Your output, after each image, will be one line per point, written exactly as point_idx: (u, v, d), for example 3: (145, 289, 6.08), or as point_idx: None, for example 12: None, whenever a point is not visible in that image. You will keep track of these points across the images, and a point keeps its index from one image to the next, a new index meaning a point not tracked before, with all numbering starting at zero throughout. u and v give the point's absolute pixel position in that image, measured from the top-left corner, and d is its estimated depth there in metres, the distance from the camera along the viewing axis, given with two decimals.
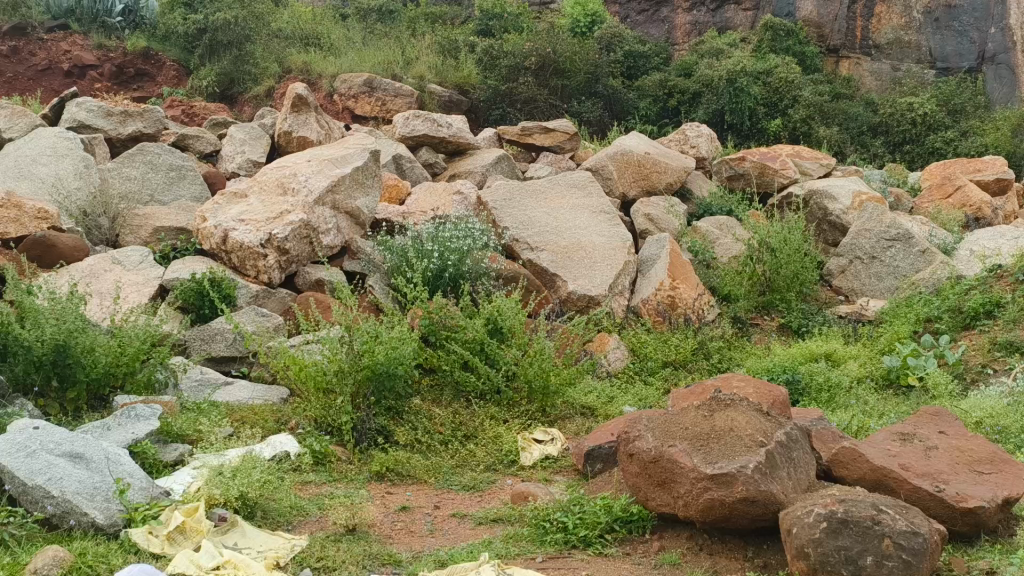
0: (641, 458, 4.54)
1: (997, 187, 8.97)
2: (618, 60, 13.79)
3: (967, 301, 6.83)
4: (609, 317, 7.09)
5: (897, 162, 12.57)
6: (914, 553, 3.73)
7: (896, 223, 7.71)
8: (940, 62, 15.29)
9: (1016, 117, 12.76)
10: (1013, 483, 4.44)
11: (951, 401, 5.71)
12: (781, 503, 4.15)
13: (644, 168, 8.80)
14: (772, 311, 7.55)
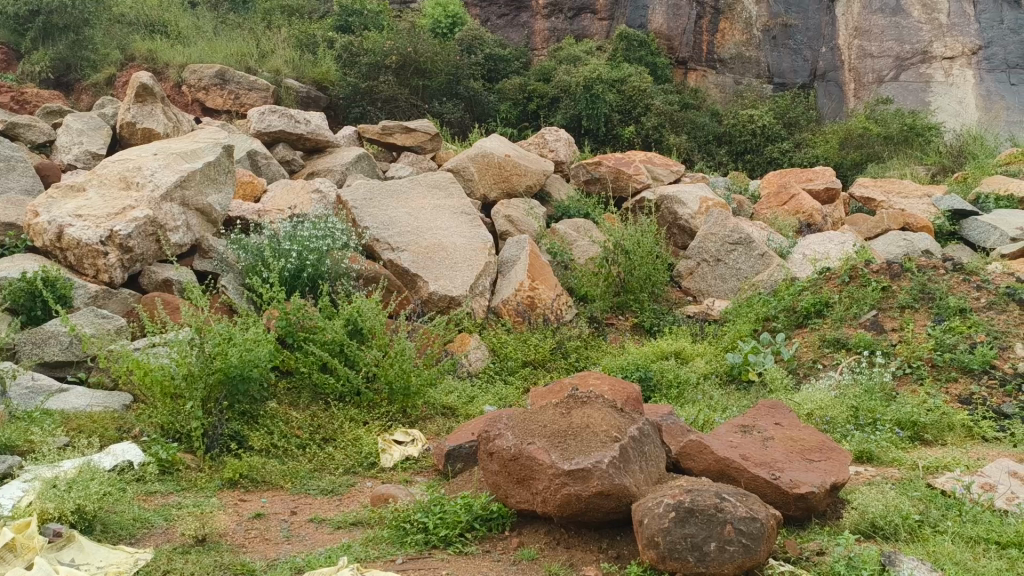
0: (501, 456, 4.61)
1: (827, 196, 9.67)
2: (479, 62, 13.94)
3: (801, 300, 7.29)
4: (469, 317, 7.13)
5: (739, 170, 13.32)
6: (753, 538, 3.97)
7: (738, 228, 8.15)
8: (777, 78, 16.26)
9: (843, 131, 13.54)
10: (840, 469, 4.82)
11: (786, 394, 6.12)
12: (633, 496, 4.31)
13: (504, 170, 8.91)
14: (626, 311, 7.81)
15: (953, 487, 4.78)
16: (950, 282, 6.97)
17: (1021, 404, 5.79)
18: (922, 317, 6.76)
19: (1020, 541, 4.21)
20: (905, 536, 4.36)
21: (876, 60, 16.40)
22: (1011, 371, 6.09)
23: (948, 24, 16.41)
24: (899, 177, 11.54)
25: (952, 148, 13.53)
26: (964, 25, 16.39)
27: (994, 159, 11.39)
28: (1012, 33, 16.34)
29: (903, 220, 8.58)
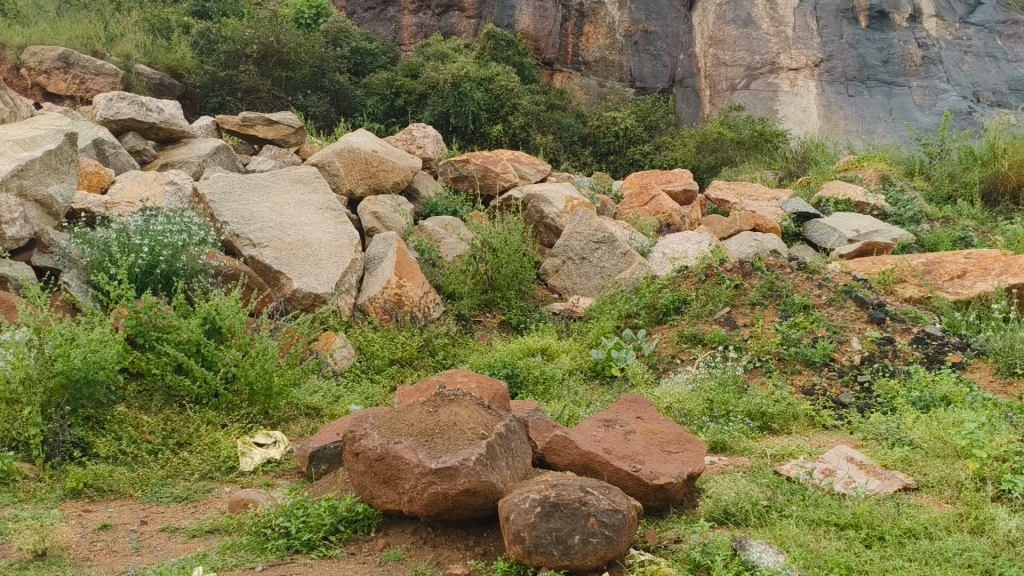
0: (367, 456, 4.54)
1: (684, 197, 10.06)
2: (344, 56, 13.72)
3: (660, 297, 7.57)
4: (335, 316, 6.98)
5: (602, 170, 13.69)
6: (614, 529, 4.07)
7: (601, 227, 8.37)
8: (639, 82, 17.18)
9: (699, 135, 14.10)
10: (695, 459, 5.03)
11: (646, 389, 6.34)
12: (500, 492, 4.34)
13: (371, 166, 8.77)
14: (494, 309, 7.86)
15: (797, 473, 5.08)
16: (796, 280, 7.38)
17: (857, 393, 6.18)
18: (770, 313, 7.15)
19: (856, 522, 4.52)
20: (754, 521, 4.60)
21: (729, 69, 17.19)
22: (848, 363, 6.50)
23: (793, 37, 17.39)
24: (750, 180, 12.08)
25: (797, 154, 14.18)
26: (808, 39, 17.39)
27: (834, 163, 12.13)
28: (851, 48, 17.30)
29: (753, 220, 9.01)
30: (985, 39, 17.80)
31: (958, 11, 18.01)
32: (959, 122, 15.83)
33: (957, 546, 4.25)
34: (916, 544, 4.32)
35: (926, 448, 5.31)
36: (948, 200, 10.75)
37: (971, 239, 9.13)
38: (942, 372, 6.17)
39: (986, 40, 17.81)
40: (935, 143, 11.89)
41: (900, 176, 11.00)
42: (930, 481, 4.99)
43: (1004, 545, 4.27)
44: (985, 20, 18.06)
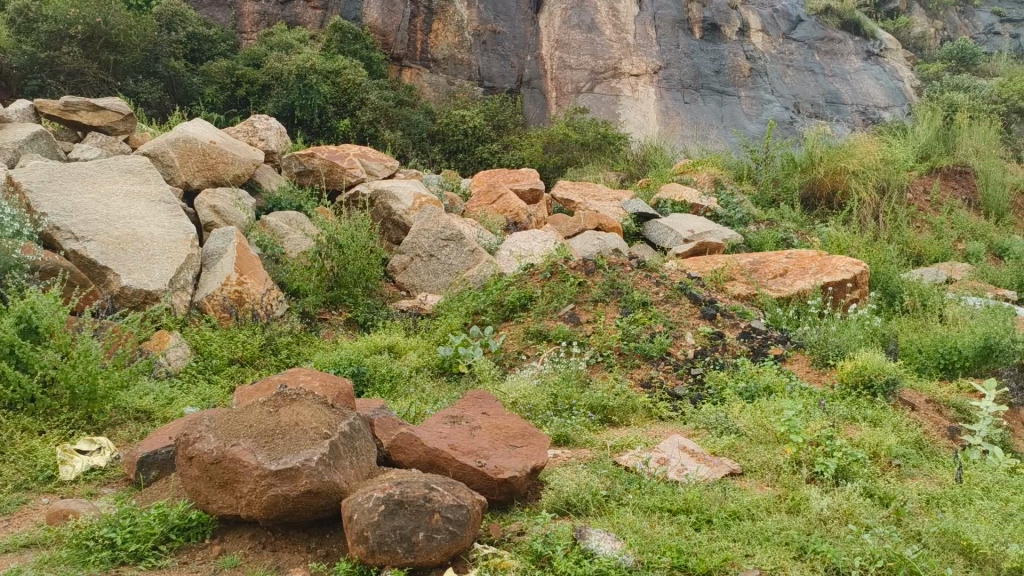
0: (201, 460, 4.35)
1: (531, 196, 10.25)
2: (180, 41, 13.19)
3: (507, 294, 7.68)
4: (169, 314, 6.66)
5: (451, 168, 13.73)
6: (458, 524, 4.09)
7: (450, 225, 8.40)
8: (486, 81, 16.85)
9: (546, 137, 14.19)
10: (538, 453, 5.13)
11: (492, 384, 6.41)
12: (343, 492, 4.25)
13: (209, 158, 8.44)
14: (340, 306, 7.72)
15: (634, 463, 5.29)
16: (635, 278, 7.67)
17: (691, 385, 6.49)
18: (612, 309, 7.40)
19: (687, 507, 4.74)
20: (594, 511, 4.75)
21: (574, 72, 17.55)
22: (683, 357, 6.81)
23: (634, 45, 18.08)
24: (593, 181, 12.44)
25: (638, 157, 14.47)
26: (648, 47, 18.10)
27: (671, 167, 12.67)
28: (687, 58, 18.08)
29: (597, 220, 9.28)
30: (806, 55, 18.82)
31: (782, 27, 19.13)
32: (781, 132, 16.86)
33: (776, 526, 4.56)
34: (740, 525, 4.58)
35: (750, 435, 5.65)
36: (772, 205, 11.48)
37: (792, 239, 9.80)
38: (765, 364, 6.59)
39: (806, 56, 18.78)
40: (762, 150, 12.59)
41: (730, 180, 11.65)
42: (754, 467, 5.31)
43: (816, 523, 4.61)
44: (805, 37, 19.12)
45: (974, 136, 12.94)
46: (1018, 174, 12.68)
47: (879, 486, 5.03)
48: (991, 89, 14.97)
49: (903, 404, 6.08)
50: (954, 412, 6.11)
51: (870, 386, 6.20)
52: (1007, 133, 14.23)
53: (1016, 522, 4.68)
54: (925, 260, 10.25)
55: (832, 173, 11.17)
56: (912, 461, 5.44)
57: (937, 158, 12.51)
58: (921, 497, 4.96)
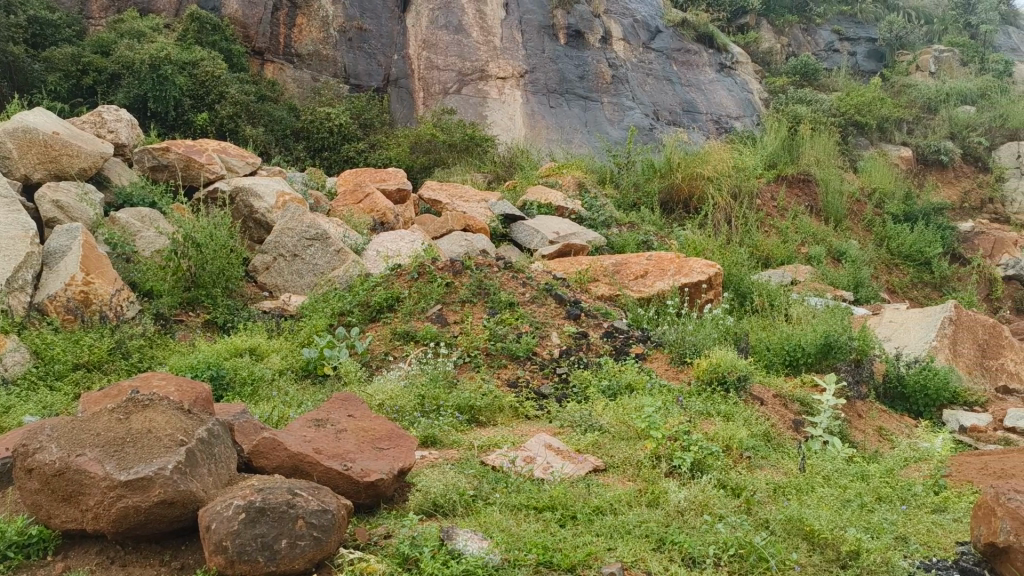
0: (43, 472, 4.06)
1: (398, 196, 10.20)
2: (20, 25, 12.43)
3: (374, 295, 7.59)
4: (5, 316, 6.19)
5: (316, 167, 13.46)
6: (323, 530, 3.99)
7: (315, 224, 8.22)
8: (352, 79, 16.63)
9: (413, 136, 14.02)
10: (406, 455, 5.09)
11: (359, 386, 6.32)
12: (200, 501, 4.06)
13: (51, 150, 7.90)
14: (197, 307, 7.41)
15: (501, 462, 5.35)
16: (502, 279, 7.77)
17: (556, 384, 6.62)
18: (479, 310, 7.44)
19: (552, 504, 4.82)
20: (461, 511, 4.76)
21: (441, 73, 17.37)
22: (549, 356, 6.94)
23: (500, 48, 18.04)
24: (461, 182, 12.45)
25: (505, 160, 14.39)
26: (514, 49, 18.08)
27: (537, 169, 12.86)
28: (551, 62, 18.18)
29: (464, 221, 9.30)
30: (664, 64, 19.46)
31: (641, 37, 19.63)
32: (641, 138, 17.34)
33: (636, 519, 4.71)
34: (602, 519, 4.71)
35: (613, 432, 5.83)
36: (633, 208, 11.86)
37: (652, 242, 10.17)
38: (627, 363, 6.80)
39: (664, 65, 19.48)
40: (623, 155, 12.96)
41: (593, 183, 11.97)
42: (616, 462, 5.48)
43: (673, 514, 4.80)
44: (663, 47, 19.76)
45: (815, 147, 13.85)
46: (854, 182, 13.67)
47: (731, 477, 5.30)
48: (831, 103, 15.98)
49: (753, 399, 6.42)
50: (798, 405, 6.52)
51: (723, 383, 6.52)
52: (845, 144, 15.30)
53: (852, 508, 5.05)
54: (773, 263, 10.93)
55: (688, 178, 11.70)
56: (760, 453, 5.75)
57: (783, 167, 13.30)
58: (769, 487, 5.26)
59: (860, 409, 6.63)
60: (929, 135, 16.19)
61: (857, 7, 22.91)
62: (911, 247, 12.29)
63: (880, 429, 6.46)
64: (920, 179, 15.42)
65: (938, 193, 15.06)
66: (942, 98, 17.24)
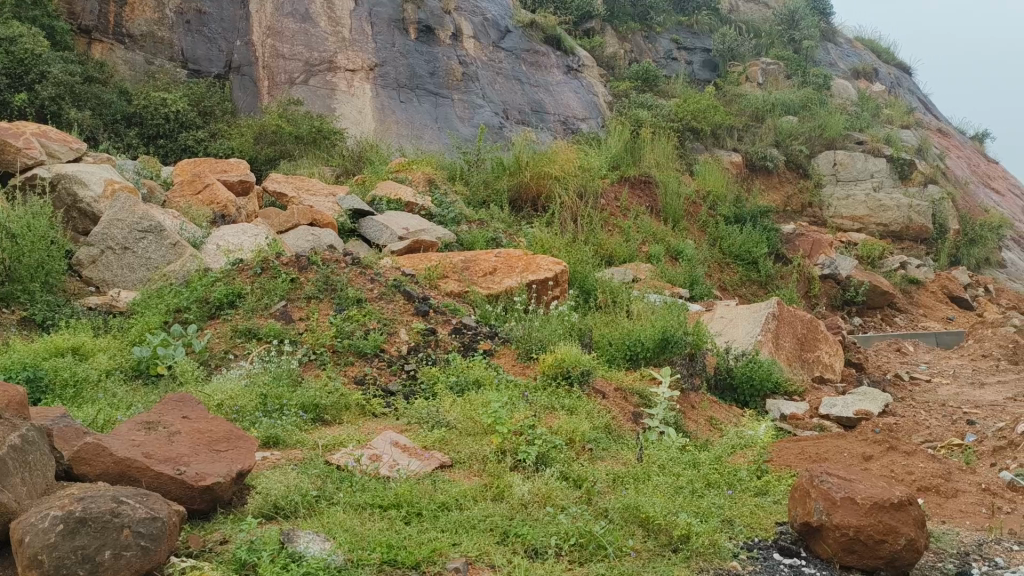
0: None
1: (240, 188, 9.83)
2: None
3: (213, 291, 7.29)
4: None
5: (150, 154, 12.76)
6: (153, 539, 3.75)
7: (149, 216, 7.79)
8: (191, 64, 15.86)
9: (257, 126, 13.65)
10: (245, 457, 4.88)
11: (195, 386, 6.05)
12: (12, 513, 3.75)
13: None
14: (12, 304, 6.89)
15: (346, 461, 5.25)
16: (350, 274, 7.65)
17: (404, 381, 6.58)
18: (325, 306, 7.28)
19: (397, 501, 4.79)
20: (303, 512, 4.64)
21: (287, 62, 16.82)
22: (397, 353, 6.89)
23: (350, 39, 17.60)
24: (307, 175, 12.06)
25: (355, 153, 14.14)
26: (364, 42, 17.68)
27: (386, 164, 12.70)
28: (402, 57, 17.89)
29: (310, 215, 9.07)
30: (513, 64, 19.42)
31: (491, 36, 19.58)
32: (491, 136, 17.39)
33: (482, 513, 4.75)
34: (448, 515, 4.72)
35: (459, 428, 5.85)
36: (483, 206, 11.91)
37: (500, 239, 10.30)
38: (474, 359, 6.84)
39: (513, 65, 19.43)
40: (473, 152, 13.02)
41: (443, 180, 11.95)
42: (462, 458, 5.51)
43: (518, 508, 4.88)
44: (512, 48, 19.73)
45: (655, 150, 14.44)
46: (690, 185, 14.36)
47: (573, 469, 5.44)
48: (669, 109, 16.75)
49: (595, 393, 6.62)
50: (637, 398, 6.78)
51: (567, 377, 6.68)
52: (682, 149, 16.04)
53: (685, 494, 5.31)
54: (616, 261, 11.32)
55: (536, 177, 11.96)
56: (601, 445, 5.93)
57: (625, 169, 13.79)
58: (609, 477, 5.44)
59: (694, 401, 6.97)
60: (757, 142, 17.22)
61: (693, 18, 24.32)
62: (741, 247, 13.07)
63: (710, 419, 6.81)
64: (749, 184, 16.42)
65: (764, 198, 16.09)
66: (768, 108, 18.39)
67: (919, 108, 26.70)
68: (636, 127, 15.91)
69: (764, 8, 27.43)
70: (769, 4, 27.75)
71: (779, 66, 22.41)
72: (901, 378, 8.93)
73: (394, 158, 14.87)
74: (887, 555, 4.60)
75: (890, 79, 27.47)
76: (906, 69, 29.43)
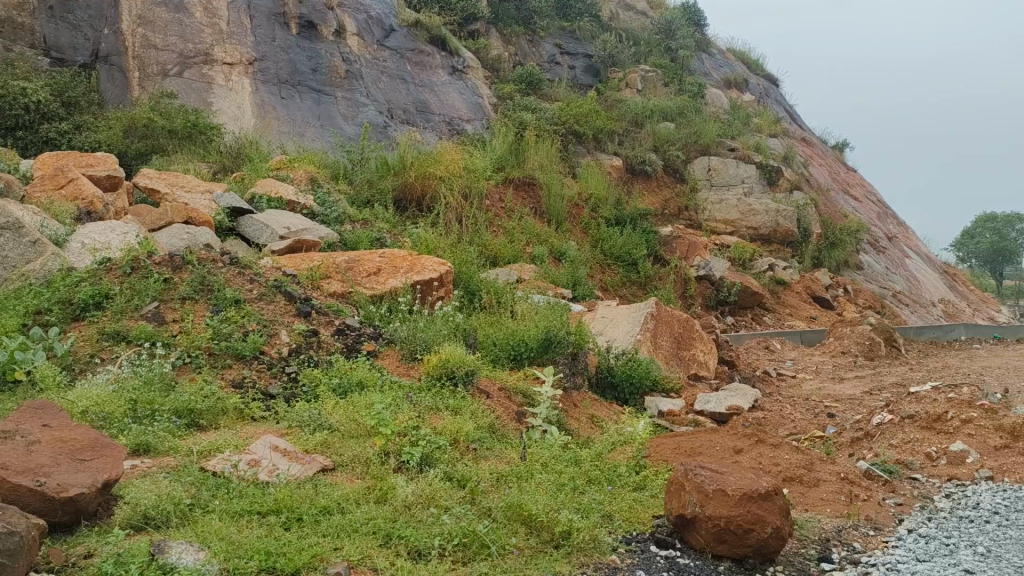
0: None
1: (109, 183, 9.37)
2: None
3: (77, 292, 6.92)
4: None
5: (7, 146, 12.07)
6: (8, 555, 3.52)
7: (5, 212, 7.30)
8: (54, 52, 15.26)
9: (128, 119, 13.01)
10: (112, 466, 4.63)
11: (57, 392, 5.73)
12: None
13: None
14: None
15: (222, 467, 5.07)
16: (227, 275, 7.42)
17: (284, 384, 6.42)
18: (201, 307, 7.02)
19: (277, 507, 4.67)
20: (175, 522, 4.45)
21: (160, 53, 16.06)
22: (277, 355, 6.71)
23: (226, 31, 17.02)
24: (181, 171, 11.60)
25: (233, 149, 13.74)
26: (242, 35, 17.14)
27: (266, 161, 12.37)
28: (282, 52, 17.45)
29: (185, 213, 8.74)
30: (398, 63, 19.28)
31: (376, 34, 19.36)
32: (375, 135, 17.13)
33: (364, 516, 4.69)
34: (329, 519, 4.64)
35: (342, 430, 5.76)
36: (367, 205, 11.74)
37: (385, 239, 10.21)
38: (358, 361, 6.75)
39: (398, 64, 19.27)
40: (357, 151, 12.85)
41: (326, 178, 11.71)
42: (344, 461, 5.42)
43: (401, 509, 4.84)
44: (397, 46, 19.56)
45: (539, 152, 14.63)
46: (573, 187, 14.57)
47: (457, 469, 5.44)
48: (552, 112, 17.00)
49: (479, 392, 6.65)
50: (521, 397, 6.85)
51: (452, 378, 6.68)
52: (565, 152, 16.32)
53: (566, 491, 5.41)
54: (500, 262, 11.43)
55: (421, 177, 11.92)
56: (485, 444, 5.97)
57: (510, 170, 13.94)
58: (492, 476, 5.48)
59: (575, 399, 7.12)
60: (636, 147, 17.64)
61: (576, 24, 24.68)
62: (621, 248, 13.46)
63: (592, 417, 6.97)
64: (629, 187, 16.82)
65: (643, 201, 16.55)
66: (647, 114, 18.91)
67: (786, 118, 28.14)
68: (520, 129, 16.09)
69: (643, 16, 28.20)
70: (649, 12, 28.58)
71: (657, 73, 23.08)
72: (769, 374, 9.41)
73: (274, 155, 14.49)
74: (755, 543, 4.78)
75: (760, 89, 28.81)
76: (773, 80, 30.93)
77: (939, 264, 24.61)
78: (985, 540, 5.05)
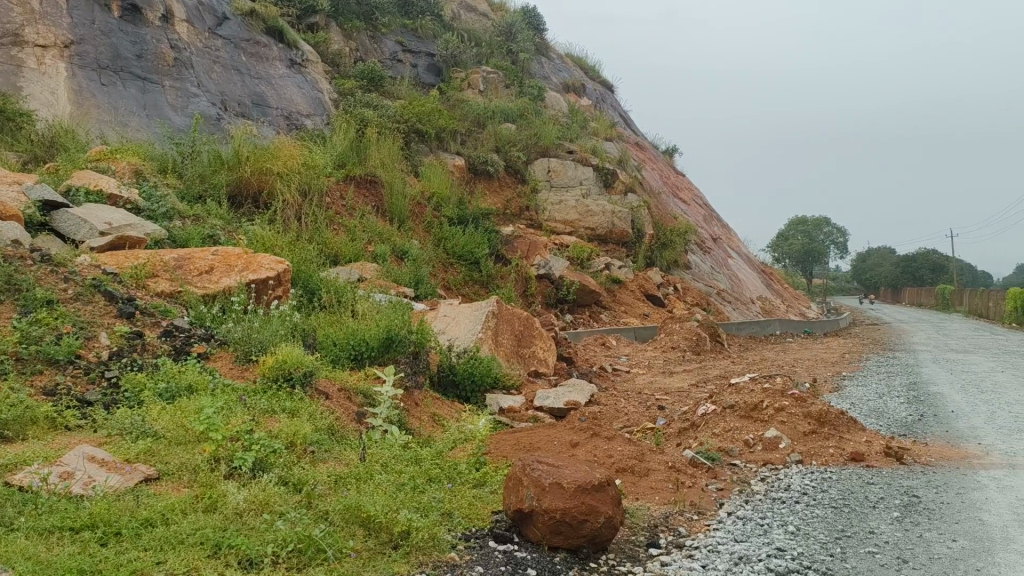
0: None
1: None
2: None
3: None
4: None
5: None
6: None
7: None
8: None
9: None
10: None
11: None
12: None
13: None
14: None
15: (30, 481, 4.67)
16: (39, 273, 6.96)
17: (104, 390, 6.01)
18: (7, 309, 6.48)
19: (92, 522, 4.35)
20: None
21: None
22: (96, 359, 6.28)
23: (38, 11, 15.82)
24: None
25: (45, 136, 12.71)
26: (56, 16, 15.96)
27: (84, 152, 11.55)
28: (103, 36, 16.33)
29: None
30: (231, 53, 18.56)
31: (207, 21, 18.54)
32: (206, 128, 16.37)
33: (191, 527, 4.45)
34: (151, 532, 4.37)
35: (168, 437, 5.47)
36: (199, 200, 11.19)
37: (218, 237, 9.82)
38: (187, 363, 6.44)
39: (232, 55, 18.55)
40: (187, 142, 12.25)
41: (152, 172, 11.08)
42: (170, 470, 5.14)
43: (231, 517, 4.64)
44: (230, 36, 18.82)
45: (380, 151, 14.49)
46: (414, 186, 14.54)
47: (293, 472, 5.28)
48: (395, 110, 16.81)
49: (318, 394, 6.49)
50: (362, 397, 6.74)
51: (289, 379, 6.49)
52: (407, 150, 16.22)
53: (406, 491, 5.35)
54: (341, 260, 11.21)
55: (257, 172, 11.64)
56: (324, 446, 5.81)
57: (351, 168, 13.74)
58: (330, 479, 5.34)
59: (417, 398, 7.07)
60: (478, 147, 17.75)
61: (418, 22, 24.59)
62: (463, 248, 13.56)
63: (433, 415, 6.96)
64: (472, 187, 16.93)
65: (485, 201, 16.70)
66: (489, 115, 19.12)
67: (620, 123, 29.30)
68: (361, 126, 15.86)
69: (484, 18, 28.52)
70: (490, 15, 28.95)
71: (498, 75, 23.41)
72: (605, 369, 9.75)
73: (93, 145, 13.54)
74: (588, 533, 4.89)
75: (596, 95, 29.84)
76: (609, 86, 32.12)
77: (759, 265, 26.41)
78: (795, 519, 5.43)
